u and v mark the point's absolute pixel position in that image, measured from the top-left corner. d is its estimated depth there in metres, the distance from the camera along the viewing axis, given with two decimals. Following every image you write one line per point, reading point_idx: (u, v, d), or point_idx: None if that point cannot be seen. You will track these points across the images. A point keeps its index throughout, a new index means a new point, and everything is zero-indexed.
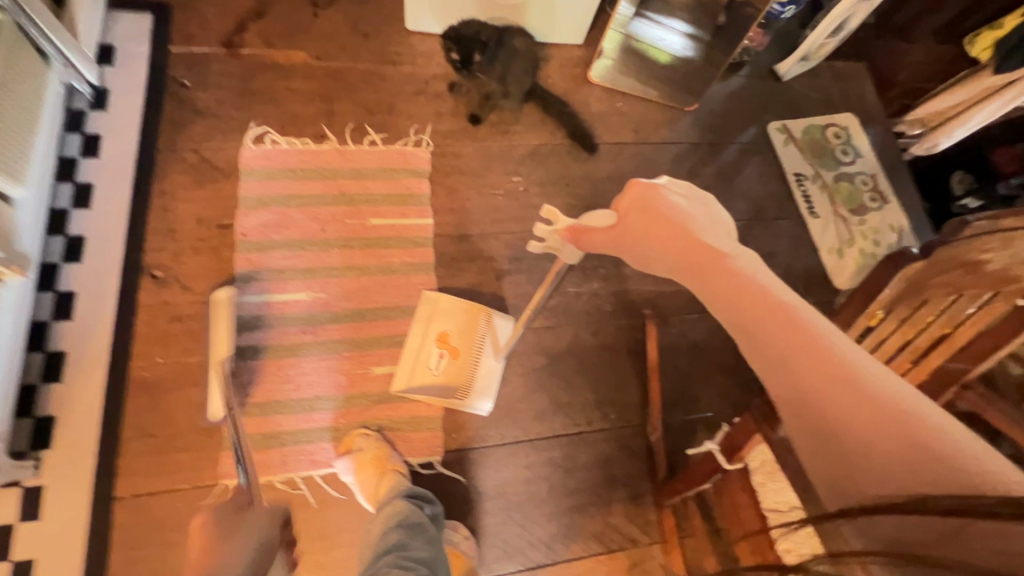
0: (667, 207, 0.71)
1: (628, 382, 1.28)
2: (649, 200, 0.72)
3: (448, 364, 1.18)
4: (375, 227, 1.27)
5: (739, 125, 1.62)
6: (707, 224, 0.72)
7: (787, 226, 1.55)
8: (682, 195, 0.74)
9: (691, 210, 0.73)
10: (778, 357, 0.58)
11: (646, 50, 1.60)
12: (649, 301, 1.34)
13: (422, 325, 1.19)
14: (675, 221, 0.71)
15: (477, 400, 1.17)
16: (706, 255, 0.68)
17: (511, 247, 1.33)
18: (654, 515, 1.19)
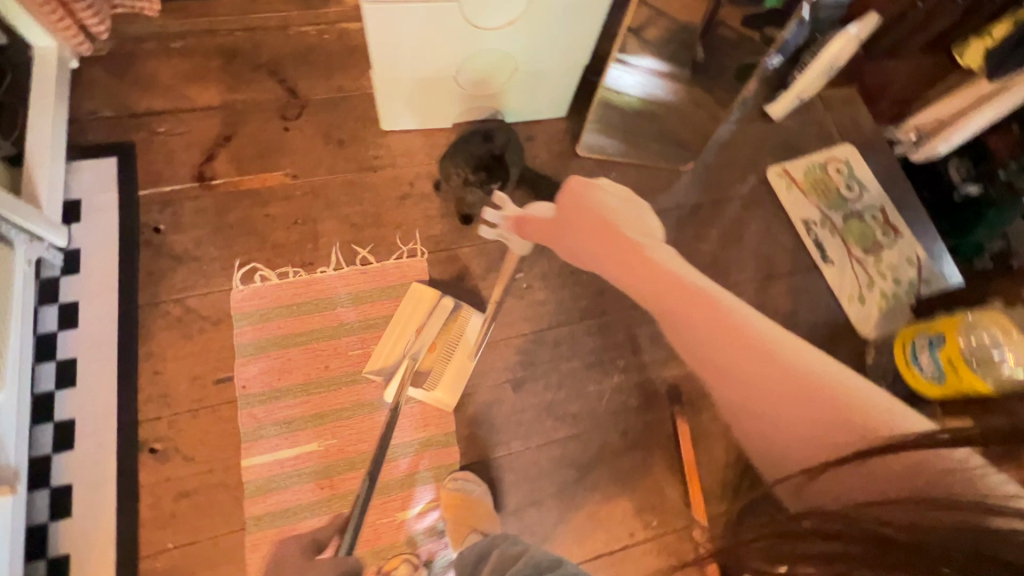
0: (605, 211, 1.06)
1: (665, 480, 1.20)
2: (574, 193, 1.06)
3: (423, 355, 1.18)
4: (380, 348, 1.19)
5: (738, 175, 1.56)
6: (635, 229, 1.05)
7: (802, 278, 1.48)
8: (616, 199, 1.08)
9: (613, 206, 1.06)
10: (722, 369, 0.89)
11: (614, 100, 1.44)
12: (676, 388, 1.26)
13: (410, 315, 1.22)
14: (600, 220, 1.06)
15: (443, 395, 1.16)
16: (640, 246, 1.01)
17: (523, 353, 1.24)
18: None
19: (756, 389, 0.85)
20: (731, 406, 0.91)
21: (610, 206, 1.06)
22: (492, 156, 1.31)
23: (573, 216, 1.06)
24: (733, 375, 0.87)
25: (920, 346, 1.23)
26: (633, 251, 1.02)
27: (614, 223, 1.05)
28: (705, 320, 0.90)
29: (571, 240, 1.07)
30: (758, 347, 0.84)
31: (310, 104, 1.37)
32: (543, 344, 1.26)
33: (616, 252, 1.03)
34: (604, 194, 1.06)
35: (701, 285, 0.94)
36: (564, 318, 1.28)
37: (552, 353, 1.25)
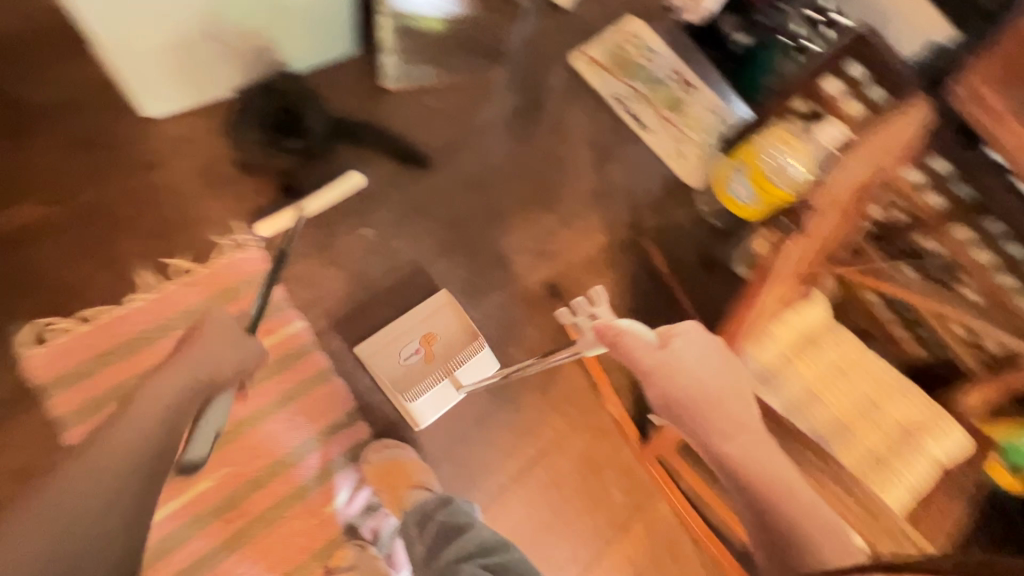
0: (677, 382, 0.84)
1: (570, 372, 1.25)
2: (682, 344, 0.86)
3: (417, 361, 1.13)
4: (387, 334, 1.14)
5: (547, 71, 1.58)
6: (718, 381, 0.84)
7: (632, 150, 1.56)
8: (683, 343, 0.86)
9: (710, 368, 0.85)
10: (747, 464, 0.78)
11: (411, 26, 1.32)
12: (549, 285, 1.34)
13: (415, 319, 1.16)
14: (719, 381, 0.84)
15: (421, 409, 1.11)
16: (744, 398, 0.84)
17: (400, 306, 1.22)
18: (646, 476, 1.22)
19: (767, 485, 0.77)
20: (762, 523, 0.77)
21: (709, 377, 0.84)
22: (293, 116, 1.19)
23: (631, 356, 0.86)
24: (754, 474, 0.78)
25: (735, 177, 1.36)
26: (744, 399, 0.84)
27: (671, 372, 0.84)
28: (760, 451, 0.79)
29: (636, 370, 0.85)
30: (782, 492, 0.76)
31: (44, 116, 1.14)
32: (415, 290, 1.24)
33: (736, 397, 0.83)
34: (684, 354, 0.86)
35: (714, 388, 0.84)
36: (425, 259, 1.27)
37: (427, 295, 1.25)
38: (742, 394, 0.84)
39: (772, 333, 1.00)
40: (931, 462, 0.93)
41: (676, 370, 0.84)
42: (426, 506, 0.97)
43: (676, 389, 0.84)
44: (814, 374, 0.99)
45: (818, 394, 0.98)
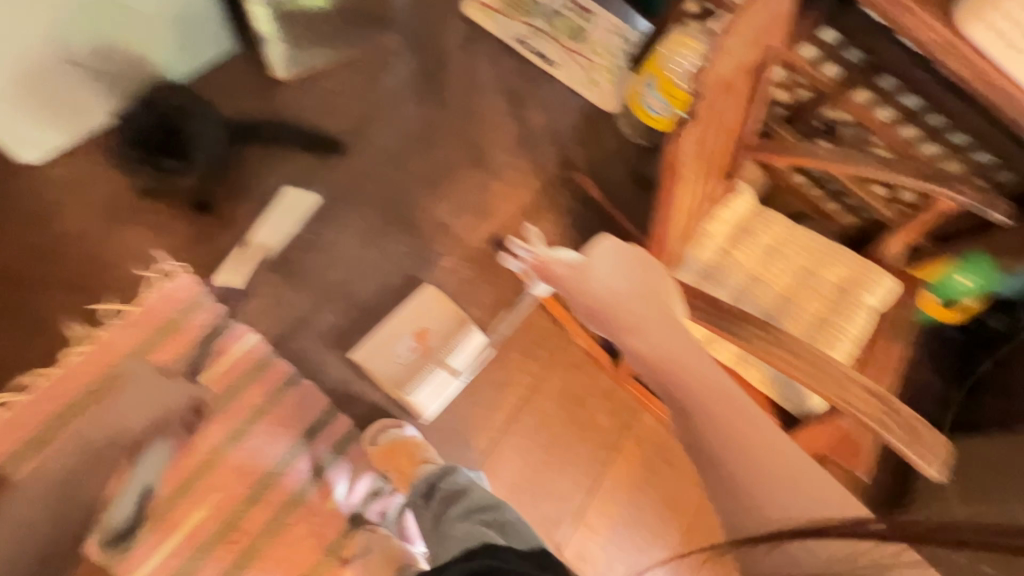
0: (589, 292, 0.79)
1: (531, 316, 1.28)
2: (602, 259, 0.81)
3: (411, 355, 1.16)
4: (380, 336, 1.16)
5: (441, 25, 1.52)
6: (632, 290, 0.78)
7: (546, 87, 1.53)
8: (620, 269, 0.80)
9: (621, 280, 0.80)
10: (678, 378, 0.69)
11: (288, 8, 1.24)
12: (494, 239, 1.33)
13: (409, 316, 1.19)
14: (633, 294, 0.78)
15: (419, 399, 1.14)
16: (659, 301, 0.77)
17: (349, 295, 1.20)
18: (625, 394, 1.28)
19: (701, 398, 0.67)
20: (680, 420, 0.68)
21: (618, 288, 0.79)
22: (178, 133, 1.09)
23: (570, 292, 0.82)
24: (666, 361, 0.71)
25: (646, 93, 1.37)
26: (659, 305, 0.77)
27: (605, 296, 0.79)
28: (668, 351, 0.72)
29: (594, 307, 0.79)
30: (698, 385, 0.68)
31: None
32: (361, 276, 1.22)
33: (646, 302, 0.77)
34: (599, 271, 0.80)
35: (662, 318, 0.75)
36: (363, 242, 1.25)
37: (373, 277, 1.23)
38: (659, 296, 0.77)
39: (707, 230, 1.05)
40: (868, 310, 0.99)
41: (615, 295, 0.78)
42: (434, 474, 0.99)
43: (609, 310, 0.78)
44: (751, 259, 1.05)
45: (759, 275, 1.04)
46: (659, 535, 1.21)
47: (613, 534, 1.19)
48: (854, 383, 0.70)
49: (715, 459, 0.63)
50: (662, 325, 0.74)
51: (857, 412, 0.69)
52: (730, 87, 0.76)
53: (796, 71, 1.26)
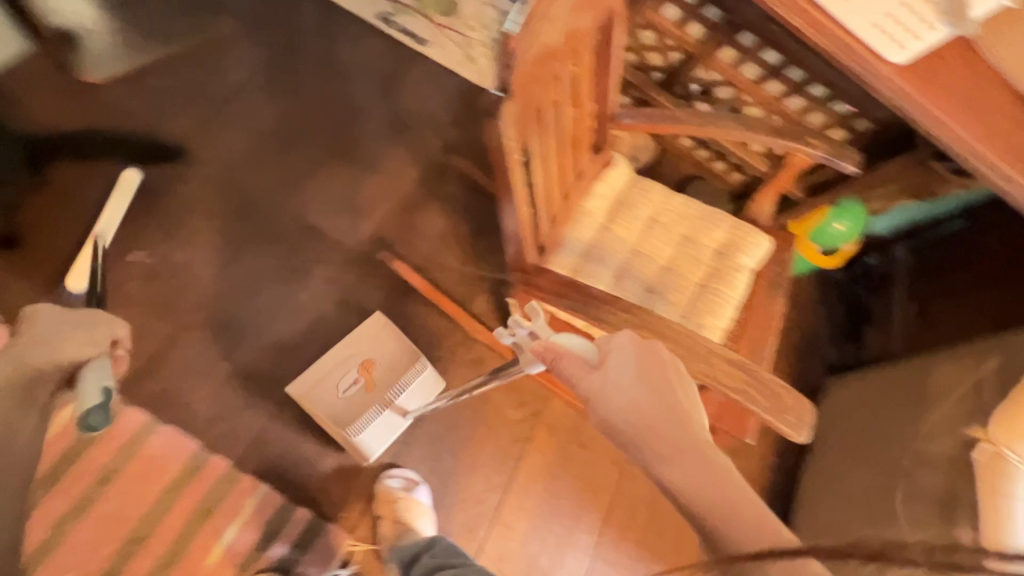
0: (607, 403, 0.58)
1: (424, 316, 1.21)
2: (617, 356, 0.61)
3: (357, 392, 1.05)
4: (320, 369, 1.05)
5: (289, 6, 1.36)
6: (656, 400, 0.57)
7: (419, 65, 1.40)
8: (633, 362, 0.60)
9: (632, 386, 0.58)
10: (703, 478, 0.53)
11: None
12: (376, 239, 1.23)
13: (349, 349, 1.08)
14: (650, 399, 0.57)
15: (365, 442, 1.03)
16: (680, 416, 0.55)
17: (212, 321, 1.07)
18: (533, 383, 1.24)
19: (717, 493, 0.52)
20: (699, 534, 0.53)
21: (634, 398, 0.57)
22: None
23: (575, 383, 0.62)
24: (716, 512, 0.52)
25: None
26: (678, 416, 0.55)
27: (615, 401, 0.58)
28: (693, 473, 0.53)
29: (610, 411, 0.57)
30: (716, 483, 0.52)
31: None
32: (223, 297, 1.10)
33: (664, 413, 0.56)
34: (613, 373, 0.60)
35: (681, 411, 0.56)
36: (221, 260, 1.12)
37: (239, 298, 1.10)
38: (678, 409, 0.56)
39: (584, 208, 1.01)
40: (746, 271, 0.99)
41: (637, 399, 0.57)
42: (414, 547, 0.95)
43: (644, 417, 0.56)
44: (631, 233, 1.02)
45: (640, 248, 1.01)
46: (580, 521, 1.19)
47: (533, 528, 1.16)
48: (716, 357, 0.68)
49: (706, 517, 0.52)
50: (671, 440, 0.55)
51: (723, 385, 0.66)
52: (566, 54, 0.69)
53: (663, 33, 1.24)
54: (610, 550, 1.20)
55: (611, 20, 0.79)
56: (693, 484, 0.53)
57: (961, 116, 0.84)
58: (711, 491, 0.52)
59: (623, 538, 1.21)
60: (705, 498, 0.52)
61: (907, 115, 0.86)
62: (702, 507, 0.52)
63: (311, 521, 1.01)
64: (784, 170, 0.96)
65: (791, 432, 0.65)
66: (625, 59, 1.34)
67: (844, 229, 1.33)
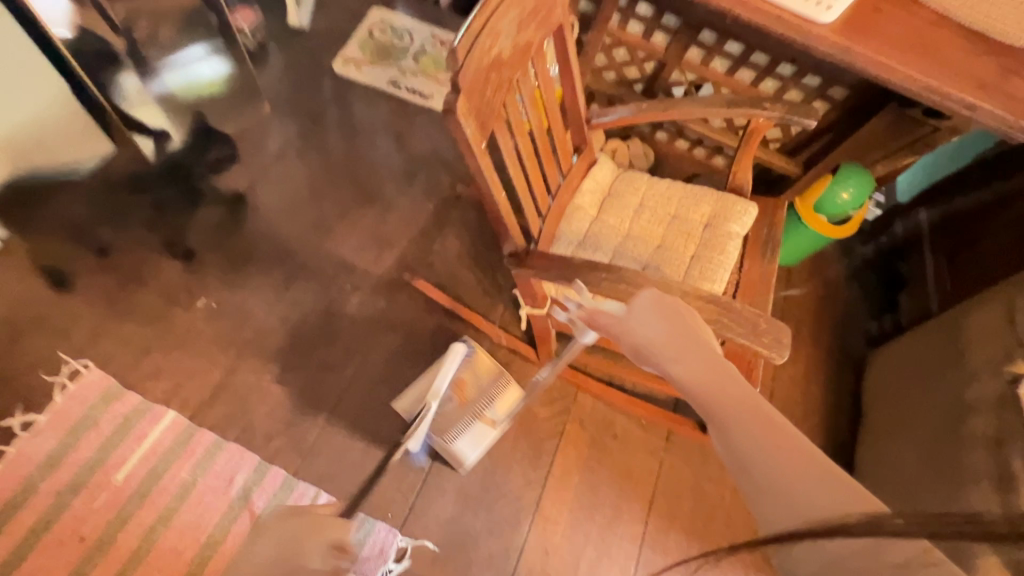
0: (634, 334, 0.68)
1: (449, 330, 1.31)
2: (640, 306, 0.70)
3: (450, 409, 1.11)
4: (414, 391, 1.10)
5: (314, 87, 1.60)
6: (676, 334, 0.66)
7: (426, 116, 1.59)
8: (656, 311, 0.69)
9: (659, 323, 0.67)
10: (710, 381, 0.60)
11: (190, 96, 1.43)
12: (400, 267, 1.37)
13: (437, 366, 1.10)
14: (676, 338, 0.66)
15: (461, 454, 1.11)
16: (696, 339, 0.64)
17: (265, 352, 1.23)
18: (558, 381, 1.30)
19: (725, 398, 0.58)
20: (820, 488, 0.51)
21: (659, 327, 0.67)
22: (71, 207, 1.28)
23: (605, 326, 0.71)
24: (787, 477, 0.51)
25: None
26: (699, 349, 0.64)
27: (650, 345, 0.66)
28: (707, 374, 0.60)
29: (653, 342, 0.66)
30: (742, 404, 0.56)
31: None
32: (273, 330, 1.25)
33: (682, 339, 0.65)
34: (640, 317, 0.69)
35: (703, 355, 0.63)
36: (269, 300, 1.28)
37: (287, 330, 1.26)
38: (695, 333, 0.65)
39: (575, 204, 1.11)
40: (737, 237, 1.04)
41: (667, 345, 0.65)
42: None
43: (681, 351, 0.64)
44: (621, 220, 1.10)
45: (633, 232, 1.09)
46: (622, 512, 1.20)
47: (575, 520, 1.18)
48: (692, 298, 0.73)
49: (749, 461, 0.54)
50: (692, 349, 0.63)
51: (699, 319, 0.71)
52: (520, 65, 0.81)
53: (633, 47, 1.36)
54: (657, 540, 1.19)
55: (562, 30, 0.90)
56: (719, 394, 0.58)
57: (904, 58, 0.90)
58: (720, 389, 0.58)
59: (667, 527, 1.20)
60: (739, 415, 0.56)
61: (852, 65, 0.92)
62: (707, 393, 0.59)
63: (361, 522, 1.08)
64: (753, 137, 1.02)
65: (770, 353, 0.69)
66: (605, 77, 1.47)
67: (850, 195, 1.34)
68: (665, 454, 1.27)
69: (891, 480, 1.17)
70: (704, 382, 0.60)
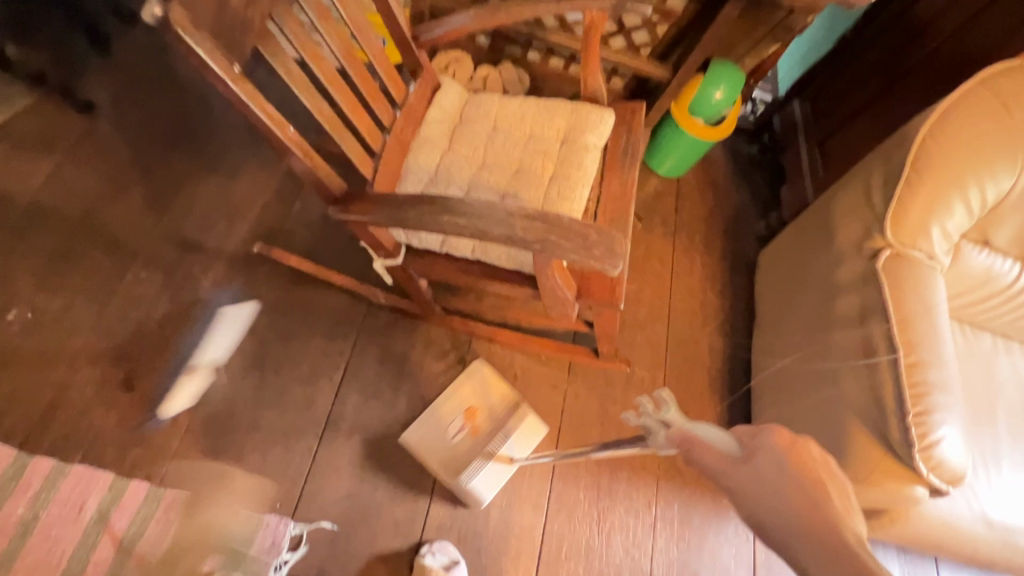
0: (747, 494, 0.45)
1: (321, 298, 1.19)
2: (765, 456, 0.46)
3: (463, 438, 1.12)
4: (427, 416, 1.13)
5: (121, 43, 1.34)
6: (814, 509, 0.43)
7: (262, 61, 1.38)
8: (786, 464, 0.45)
9: (787, 496, 0.44)
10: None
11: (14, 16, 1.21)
12: (255, 238, 1.22)
13: (452, 395, 1.15)
14: (817, 514, 0.43)
15: (476, 489, 1.07)
16: (848, 544, 0.41)
17: (106, 357, 1.08)
18: (449, 331, 1.22)
19: None
20: None
21: (789, 498, 0.43)
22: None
23: (697, 464, 0.49)
24: None
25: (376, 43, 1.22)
26: (855, 558, 0.41)
27: (776, 513, 0.44)
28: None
29: (778, 507, 0.44)
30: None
31: None
32: (112, 331, 1.10)
33: (829, 538, 0.42)
34: (759, 467, 0.46)
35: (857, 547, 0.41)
36: (102, 298, 1.12)
37: (130, 328, 1.10)
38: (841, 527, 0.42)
39: (421, 137, 0.99)
40: (595, 149, 0.98)
41: (806, 526, 0.42)
42: None
43: (824, 540, 0.42)
44: (475, 149, 1.00)
45: (488, 160, 0.99)
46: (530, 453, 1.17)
47: None
48: (519, 218, 0.68)
49: None
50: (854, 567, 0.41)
51: (526, 241, 0.67)
52: None
53: None
54: (568, 472, 1.18)
55: None
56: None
57: None
58: None
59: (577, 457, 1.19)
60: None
61: None
62: None
63: (246, 519, 0.99)
64: (592, 35, 0.95)
65: (602, 266, 0.66)
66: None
67: (723, 94, 1.31)
68: (569, 386, 1.24)
69: (776, 369, 1.20)
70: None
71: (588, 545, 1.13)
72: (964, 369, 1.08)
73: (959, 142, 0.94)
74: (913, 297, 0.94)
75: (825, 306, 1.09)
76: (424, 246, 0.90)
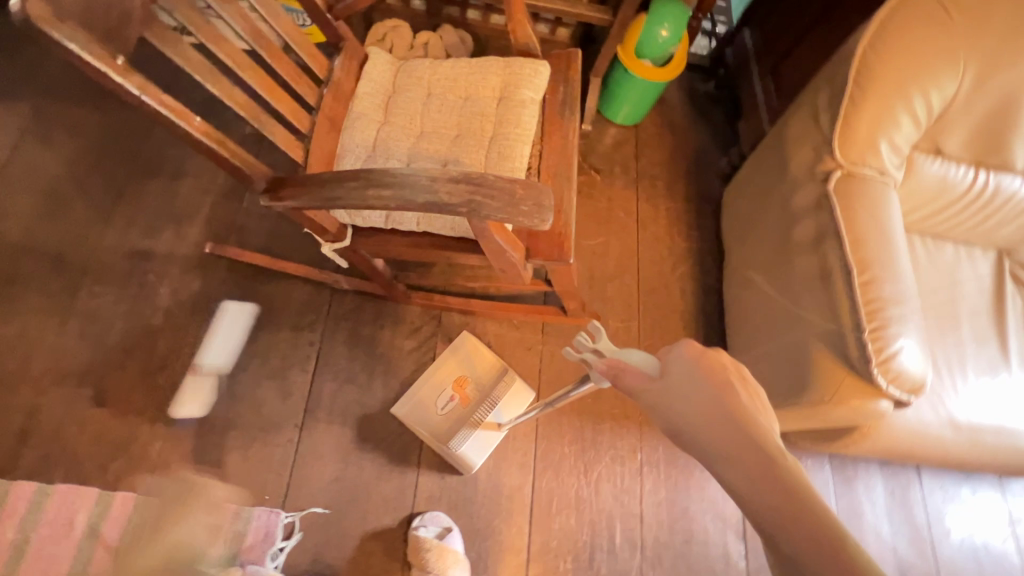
0: (665, 408, 0.52)
1: (283, 292, 1.18)
2: (677, 368, 0.53)
3: (453, 408, 1.12)
4: (418, 390, 1.13)
5: (35, 50, 1.28)
6: (719, 403, 0.50)
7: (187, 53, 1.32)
8: (696, 371, 0.52)
9: (697, 400, 0.51)
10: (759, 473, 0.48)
11: None
12: (207, 238, 1.20)
13: (438, 367, 1.15)
14: (719, 407, 0.50)
15: (467, 456, 1.09)
16: (752, 436, 0.49)
17: (72, 375, 1.07)
18: (418, 308, 1.22)
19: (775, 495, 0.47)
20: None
21: (697, 399, 0.51)
22: None
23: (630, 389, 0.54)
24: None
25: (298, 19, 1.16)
26: (750, 446, 0.49)
27: (689, 414, 0.51)
28: (766, 487, 0.47)
29: (691, 409, 0.51)
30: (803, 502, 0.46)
31: None
32: (75, 349, 1.09)
33: (734, 429, 0.49)
34: (672, 379, 0.53)
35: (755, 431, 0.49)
36: (59, 317, 1.10)
37: (93, 344, 1.10)
38: (746, 420, 0.49)
39: (353, 113, 0.96)
40: (533, 103, 0.95)
41: (713, 419, 0.50)
42: None
43: (729, 427, 0.49)
44: (410, 118, 0.97)
45: (425, 128, 0.97)
46: None
47: None
48: (444, 184, 0.67)
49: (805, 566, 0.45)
50: (747, 452, 0.49)
51: (452, 206, 0.66)
52: None
53: None
54: (551, 431, 1.20)
55: None
56: (783, 526, 0.46)
57: None
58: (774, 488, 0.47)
59: (557, 415, 1.21)
60: (791, 530, 0.46)
61: None
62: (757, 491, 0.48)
63: (235, 515, 1.02)
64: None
65: (533, 222, 0.66)
66: None
67: (667, 31, 1.26)
68: (543, 347, 1.24)
69: (744, 305, 1.21)
70: (762, 499, 0.48)
71: (578, 497, 1.16)
72: (921, 280, 1.09)
73: (903, 53, 0.90)
74: (863, 216, 0.94)
75: (783, 235, 1.09)
76: (368, 224, 0.89)
